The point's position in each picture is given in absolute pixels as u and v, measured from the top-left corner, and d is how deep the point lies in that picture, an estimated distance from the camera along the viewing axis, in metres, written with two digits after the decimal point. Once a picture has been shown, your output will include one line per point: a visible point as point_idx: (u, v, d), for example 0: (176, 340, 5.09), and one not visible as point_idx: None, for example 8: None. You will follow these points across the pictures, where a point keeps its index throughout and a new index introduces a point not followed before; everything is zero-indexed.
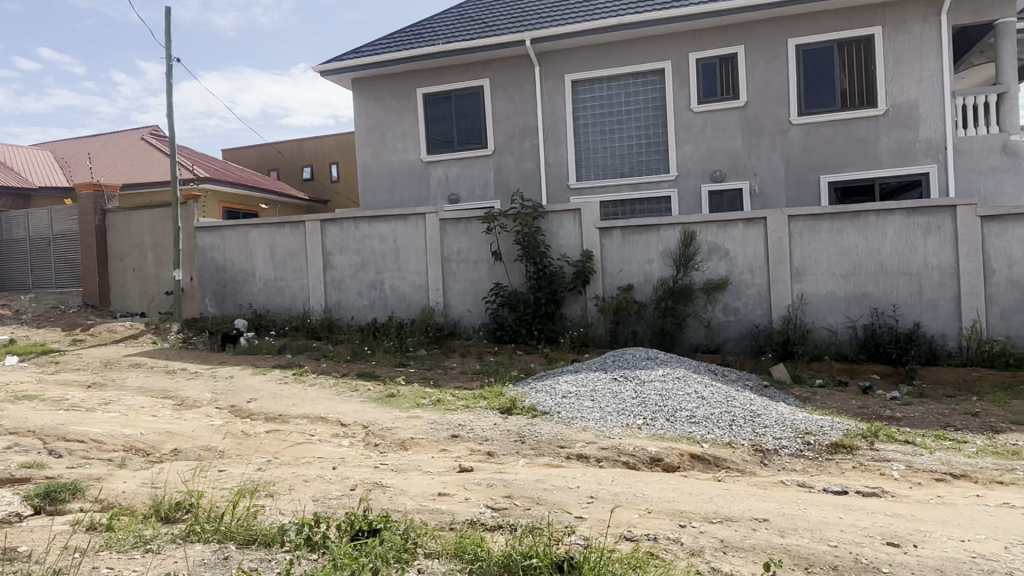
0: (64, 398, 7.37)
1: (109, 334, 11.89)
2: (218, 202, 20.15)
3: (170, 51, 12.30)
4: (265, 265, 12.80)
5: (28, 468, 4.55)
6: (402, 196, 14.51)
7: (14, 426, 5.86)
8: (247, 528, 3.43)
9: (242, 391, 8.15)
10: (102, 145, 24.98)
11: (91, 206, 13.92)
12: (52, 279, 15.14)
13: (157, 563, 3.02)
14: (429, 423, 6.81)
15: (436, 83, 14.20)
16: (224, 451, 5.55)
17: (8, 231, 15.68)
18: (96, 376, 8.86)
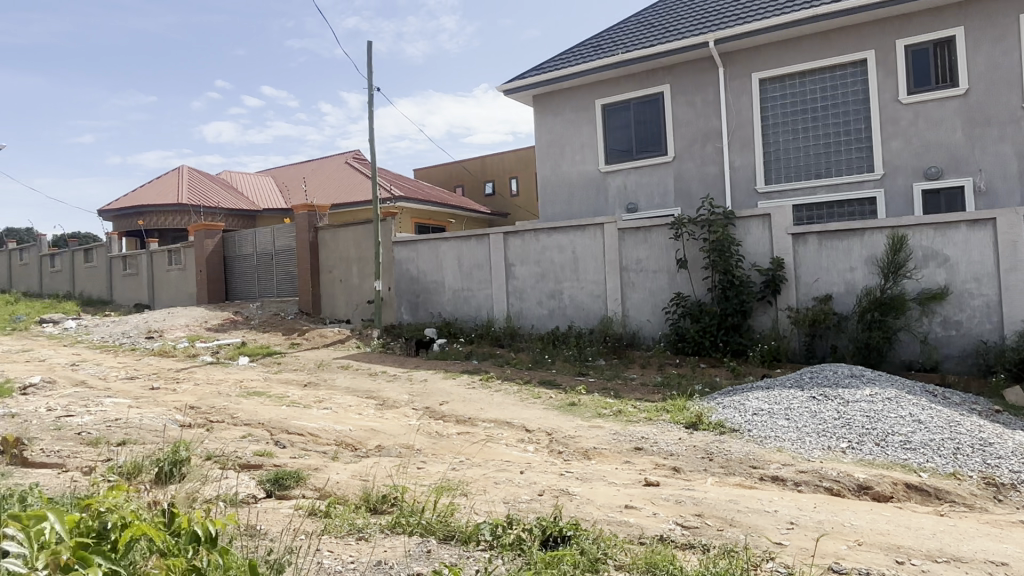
0: (285, 395, 8.29)
1: (320, 338, 13.19)
2: (411, 218, 21.64)
3: (372, 81, 13.46)
4: (454, 276, 13.51)
5: (260, 455, 5.15)
6: (582, 207, 14.63)
7: (247, 417, 6.69)
8: (446, 525, 3.60)
9: (434, 394, 8.66)
10: (314, 169, 27.94)
11: (305, 224, 15.59)
12: (274, 289, 17.14)
13: (369, 550, 3.27)
14: (611, 433, 6.75)
15: (616, 93, 14.15)
16: (420, 449, 5.90)
17: (241, 248, 18.02)
18: (311, 376, 9.86)
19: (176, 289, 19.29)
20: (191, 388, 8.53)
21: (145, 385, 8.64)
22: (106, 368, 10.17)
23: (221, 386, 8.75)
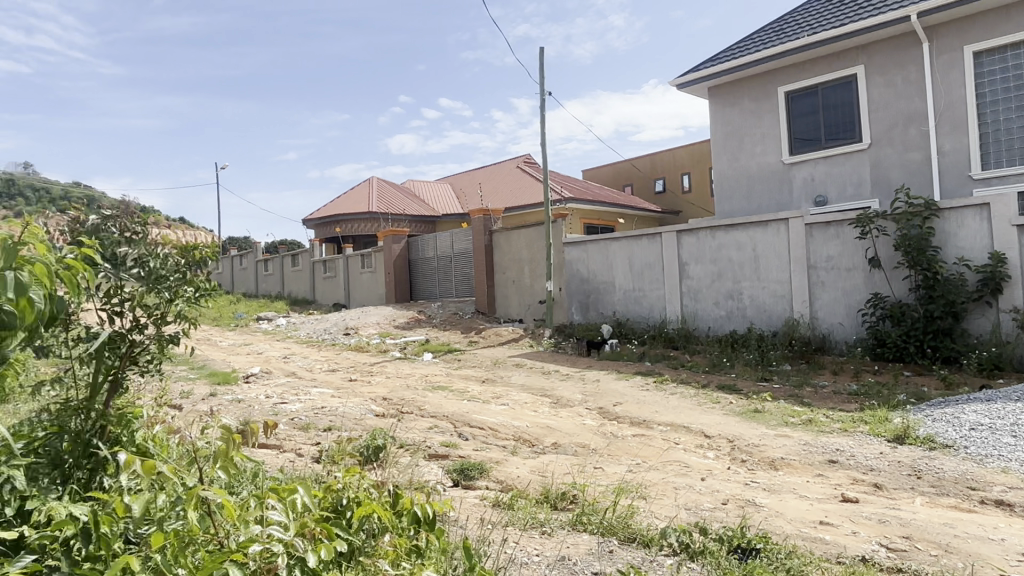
0: (466, 390, 8.70)
1: (496, 337, 13.68)
2: (581, 219, 21.76)
3: (544, 85, 13.73)
4: (625, 276, 13.38)
5: (446, 446, 5.45)
6: (762, 201, 13.87)
7: (433, 410, 7.10)
8: (627, 527, 3.58)
9: (608, 394, 8.64)
10: (488, 175, 29.06)
11: (481, 228, 16.26)
12: (453, 290, 18.04)
13: (553, 545, 3.33)
14: (801, 444, 6.32)
15: (801, 78, 13.24)
16: (597, 449, 5.92)
17: (423, 251, 19.18)
18: (489, 373, 10.26)
19: (367, 290, 20.98)
20: (383, 381, 9.26)
21: (344, 377, 9.52)
22: (311, 360, 11.31)
23: (409, 380, 9.39)
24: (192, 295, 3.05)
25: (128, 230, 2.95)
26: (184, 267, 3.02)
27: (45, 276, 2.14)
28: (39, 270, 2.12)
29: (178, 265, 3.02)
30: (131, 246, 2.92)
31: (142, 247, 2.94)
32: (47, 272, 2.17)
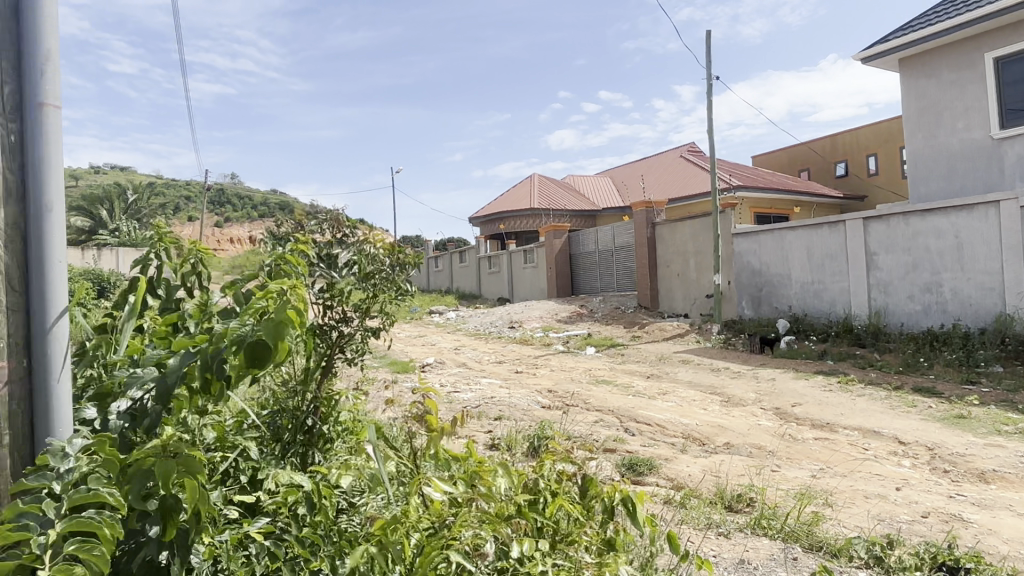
0: (632, 385, 8.62)
1: (661, 332, 13.42)
2: (751, 208, 20.70)
3: (711, 70, 13.19)
4: (802, 268, 12.55)
5: (614, 440, 5.45)
6: (966, 182, 12.36)
7: (599, 404, 7.12)
8: (811, 535, 3.38)
9: (786, 394, 8.16)
10: (651, 165, 28.46)
11: (644, 221, 16.01)
12: (615, 283, 17.92)
13: (731, 547, 3.22)
14: (1018, 456, 5.58)
15: (1014, 41, 11.58)
16: (773, 451, 5.62)
17: (585, 245, 19.24)
18: (654, 368, 10.09)
19: (530, 285, 21.43)
20: (548, 373, 9.45)
21: (511, 369, 9.84)
22: (479, 352, 11.79)
23: (574, 373, 9.49)
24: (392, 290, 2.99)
25: (342, 231, 3.03)
26: (386, 261, 2.98)
27: (297, 322, 1.78)
28: (292, 317, 1.78)
29: (382, 263, 2.98)
30: (343, 248, 2.94)
31: (354, 248, 2.96)
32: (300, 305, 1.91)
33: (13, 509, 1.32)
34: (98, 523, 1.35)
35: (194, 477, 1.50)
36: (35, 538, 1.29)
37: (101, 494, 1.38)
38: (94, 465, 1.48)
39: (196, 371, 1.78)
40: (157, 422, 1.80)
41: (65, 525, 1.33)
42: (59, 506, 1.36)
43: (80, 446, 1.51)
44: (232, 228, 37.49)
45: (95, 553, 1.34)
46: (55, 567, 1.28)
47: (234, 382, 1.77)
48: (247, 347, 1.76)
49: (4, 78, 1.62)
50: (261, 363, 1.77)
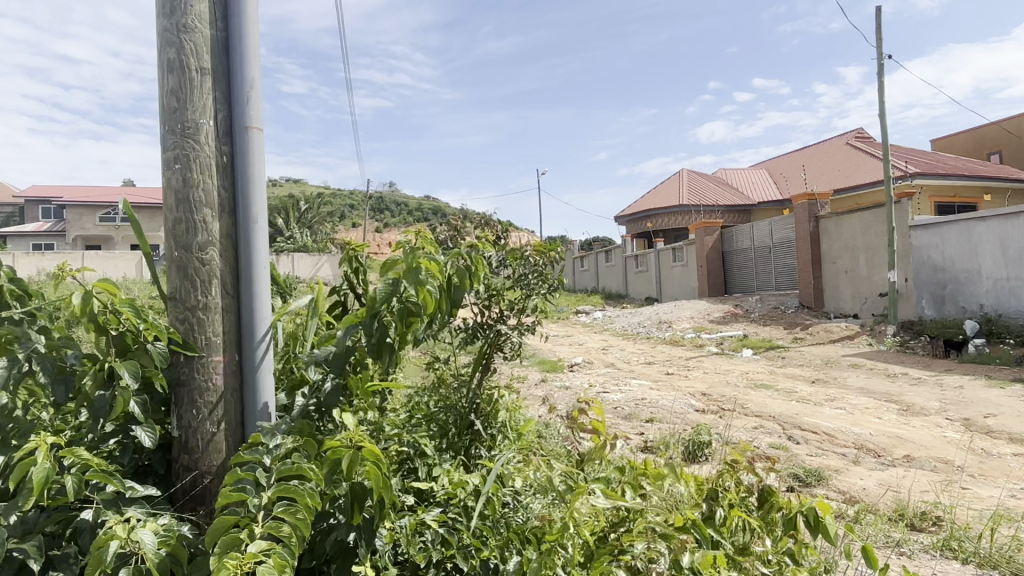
0: (794, 390, 8.13)
1: (826, 334, 12.52)
2: (930, 198, 18.80)
3: (881, 49, 12.14)
4: (994, 264, 11.23)
5: (777, 448, 5.16)
6: None
7: (758, 409, 6.78)
8: (1012, 561, 3.00)
9: (976, 403, 7.32)
10: (812, 155, 26.68)
11: (806, 214, 15.07)
12: (772, 282, 16.99)
13: (915, 569, 2.95)
14: None
15: None
16: (963, 467, 5.06)
17: (739, 242, 18.43)
18: (819, 373, 9.44)
19: (680, 284, 20.84)
20: (701, 375, 9.13)
21: (662, 371, 9.60)
22: (628, 353, 11.62)
23: (729, 376, 9.10)
24: (544, 289, 2.98)
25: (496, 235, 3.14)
26: (540, 264, 2.97)
27: (433, 270, 1.98)
28: (429, 265, 2.02)
29: (535, 265, 2.98)
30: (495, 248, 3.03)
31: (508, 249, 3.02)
32: (437, 267, 2.09)
33: (233, 475, 1.48)
34: (302, 493, 1.45)
35: (382, 465, 1.56)
36: (252, 499, 1.44)
37: (301, 468, 1.50)
38: (296, 445, 1.63)
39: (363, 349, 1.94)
40: (332, 400, 1.93)
41: (275, 492, 1.44)
42: (269, 475, 1.51)
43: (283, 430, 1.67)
44: (390, 233, 39.74)
45: (298, 517, 1.44)
46: (268, 523, 1.41)
47: (394, 342, 2.01)
48: (398, 304, 1.98)
49: (218, 105, 1.83)
50: (412, 316, 2.00)
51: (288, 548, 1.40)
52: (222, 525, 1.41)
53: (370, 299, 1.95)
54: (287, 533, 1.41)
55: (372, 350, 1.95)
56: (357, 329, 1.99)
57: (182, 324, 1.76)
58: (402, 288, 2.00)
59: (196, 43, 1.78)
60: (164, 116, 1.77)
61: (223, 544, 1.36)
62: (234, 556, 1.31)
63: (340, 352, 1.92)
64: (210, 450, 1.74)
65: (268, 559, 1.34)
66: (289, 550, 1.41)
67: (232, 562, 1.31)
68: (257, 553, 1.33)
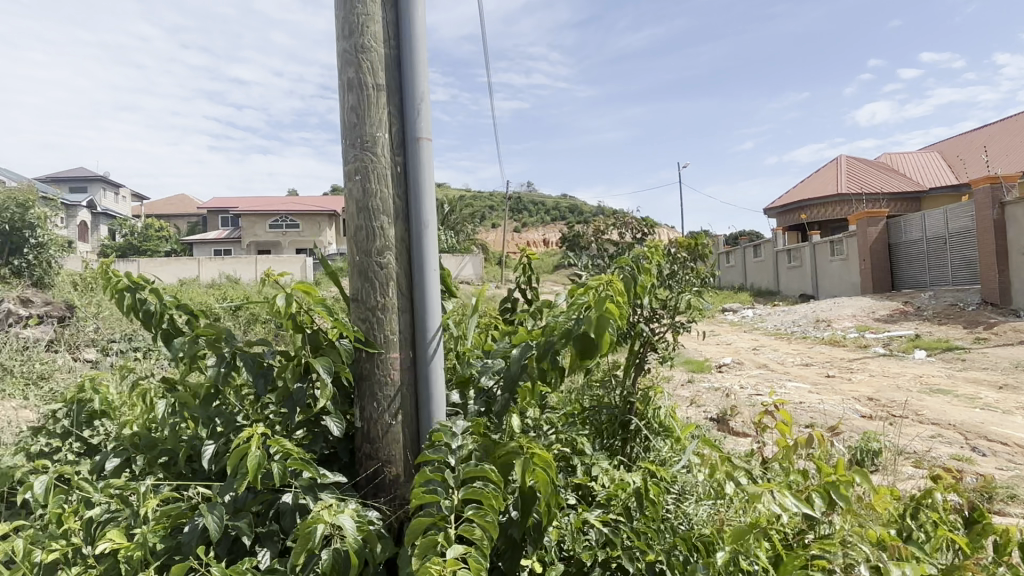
0: (978, 396, 7.33)
1: (1015, 334, 11.15)
2: None
3: None
4: None
5: (960, 460, 4.68)
6: None
7: (935, 417, 6.18)
8: None
9: None
10: (995, 134, 23.93)
11: (988, 200, 13.66)
12: (948, 276, 15.41)
13: None
14: None
15: None
16: None
17: (908, 232, 16.93)
18: (1008, 377, 8.44)
19: (838, 280, 19.46)
20: (866, 379, 8.47)
21: (821, 373, 8.99)
22: (782, 353, 11.02)
23: (898, 379, 8.38)
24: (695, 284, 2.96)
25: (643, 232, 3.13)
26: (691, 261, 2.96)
27: (618, 315, 1.79)
28: (615, 309, 1.80)
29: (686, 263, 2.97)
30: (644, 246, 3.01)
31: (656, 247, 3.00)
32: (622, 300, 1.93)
33: (423, 476, 1.58)
34: (486, 494, 1.52)
35: (550, 470, 1.58)
36: (443, 500, 1.53)
37: (485, 470, 1.57)
38: (476, 447, 1.70)
39: (535, 360, 1.91)
40: (505, 407, 1.95)
41: (465, 494, 1.52)
42: (455, 476, 1.59)
43: (462, 428, 1.74)
44: (529, 232, 40.38)
45: (486, 519, 1.50)
46: (462, 525, 1.48)
47: (565, 369, 1.91)
48: (574, 340, 1.87)
49: (392, 120, 1.95)
50: (588, 353, 1.86)
51: (479, 550, 1.46)
52: (420, 525, 1.49)
53: (552, 335, 1.88)
54: (479, 537, 1.47)
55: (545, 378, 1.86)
56: (532, 349, 1.95)
57: (363, 324, 1.89)
58: (582, 323, 1.87)
59: (372, 61, 1.90)
60: (346, 131, 1.92)
61: (421, 545, 1.43)
62: (438, 559, 1.36)
63: (514, 368, 1.93)
64: (389, 442, 1.85)
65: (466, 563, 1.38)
66: (482, 551, 1.46)
67: (436, 566, 1.35)
68: (456, 557, 1.36)
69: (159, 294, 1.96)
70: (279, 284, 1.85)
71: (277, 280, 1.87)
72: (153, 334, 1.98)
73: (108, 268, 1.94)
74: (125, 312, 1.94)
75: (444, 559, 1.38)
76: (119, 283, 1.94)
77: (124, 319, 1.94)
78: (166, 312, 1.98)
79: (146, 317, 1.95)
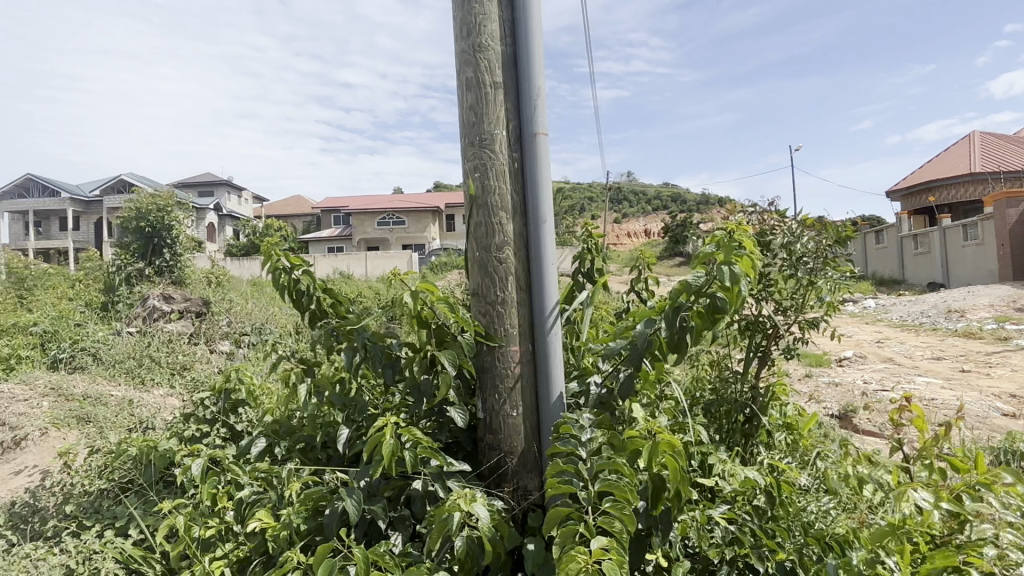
0: None
1: None
2: None
3: None
4: None
5: None
6: None
7: None
8: None
9: None
10: None
11: None
12: None
13: None
14: None
15: None
16: None
17: None
18: None
19: (972, 267, 17.95)
20: (1008, 373, 7.77)
21: (955, 367, 8.33)
22: (909, 346, 10.29)
23: None
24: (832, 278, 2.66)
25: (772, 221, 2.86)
26: (829, 246, 2.68)
27: (744, 266, 1.69)
28: (741, 257, 1.71)
29: (821, 248, 2.69)
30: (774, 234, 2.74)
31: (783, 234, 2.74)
32: (752, 263, 1.81)
33: (556, 468, 1.61)
34: (627, 488, 1.53)
35: (678, 456, 1.58)
36: (580, 491, 1.55)
37: (616, 463, 1.58)
38: (605, 440, 1.71)
39: (663, 344, 1.78)
40: (629, 389, 1.83)
41: (601, 487, 1.54)
42: (589, 469, 1.61)
43: (586, 423, 1.73)
44: (631, 222, 39.82)
45: (624, 512, 1.51)
46: (601, 519, 1.49)
47: (695, 340, 1.77)
48: (703, 300, 1.75)
49: (509, 116, 1.98)
50: (718, 310, 1.74)
51: (620, 542, 1.46)
52: (559, 515, 1.53)
53: (677, 294, 1.78)
54: (617, 530, 1.48)
55: (672, 345, 1.77)
56: (658, 323, 1.84)
57: (484, 318, 1.93)
58: (711, 281, 1.76)
59: (490, 60, 1.94)
60: (465, 130, 1.97)
61: (563, 535, 1.47)
62: (584, 550, 1.39)
63: (640, 344, 1.80)
64: (511, 432, 1.89)
65: (610, 555, 1.40)
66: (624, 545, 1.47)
67: (581, 557, 1.39)
68: (601, 546, 1.39)
69: (308, 275, 2.11)
70: (406, 282, 1.95)
71: (404, 278, 1.98)
72: (302, 312, 2.15)
73: (271, 249, 2.13)
74: (279, 287, 2.11)
75: (590, 549, 1.41)
76: (278, 261, 2.12)
77: (278, 296, 2.12)
78: (313, 292, 2.14)
79: (298, 295, 2.12)
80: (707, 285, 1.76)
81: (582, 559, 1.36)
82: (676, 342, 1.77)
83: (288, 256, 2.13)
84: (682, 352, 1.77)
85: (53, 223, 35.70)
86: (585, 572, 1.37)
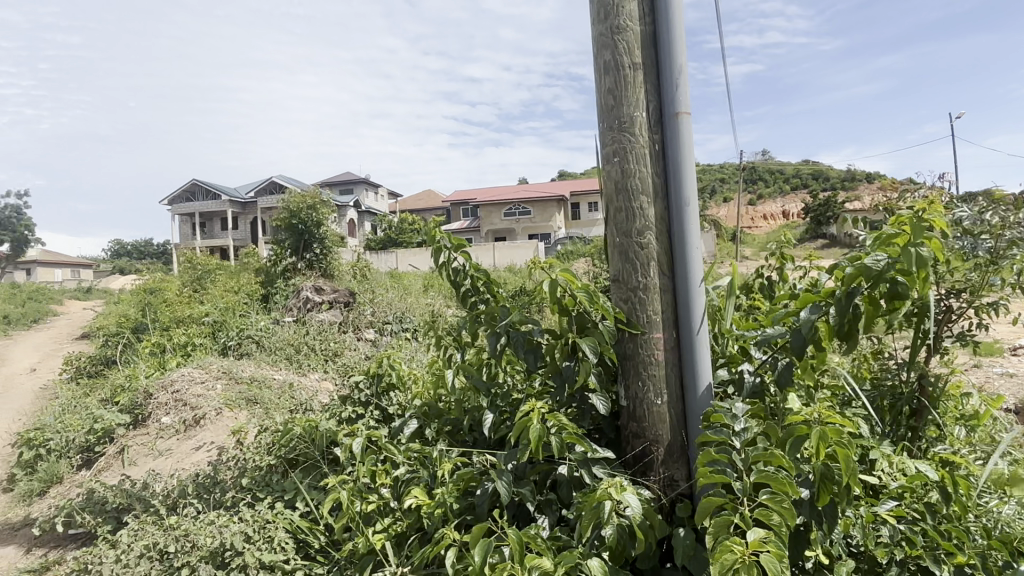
0: None
1: None
2: None
3: None
4: None
5: None
6: None
7: None
8: None
9: None
10: None
11: None
12: None
13: None
14: None
15: None
16: None
17: None
18: None
19: None
20: None
21: None
22: None
23: None
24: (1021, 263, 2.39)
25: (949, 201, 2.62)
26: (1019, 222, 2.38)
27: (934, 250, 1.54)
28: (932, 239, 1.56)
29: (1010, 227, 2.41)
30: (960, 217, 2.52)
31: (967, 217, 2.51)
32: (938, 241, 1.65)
33: (708, 456, 1.57)
34: (785, 481, 1.46)
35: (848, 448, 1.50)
36: (733, 483, 1.51)
37: (776, 455, 1.51)
38: (761, 431, 1.64)
39: (829, 330, 1.70)
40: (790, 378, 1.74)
41: (756, 477, 1.48)
42: (743, 459, 1.56)
43: (744, 412, 1.67)
44: (768, 204, 37.83)
45: (784, 506, 1.44)
46: (757, 510, 1.45)
47: (869, 323, 1.66)
48: (884, 283, 1.62)
49: (649, 97, 1.95)
50: (901, 293, 1.61)
51: (779, 536, 1.42)
52: (710, 505, 1.51)
53: (851, 278, 1.66)
54: (777, 522, 1.43)
55: (843, 332, 1.66)
56: (825, 308, 1.73)
57: (626, 304, 1.92)
58: (893, 263, 1.62)
59: (629, 41, 1.91)
60: (604, 114, 1.95)
61: (715, 525, 1.44)
62: (738, 542, 1.38)
63: (803, 332, 1.71)
64: (656, 420, 1.87)
65: (769, 547, 1.37)
66: (781, 540, 1.42)
67: (737, 548, 1.37)
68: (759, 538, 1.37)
69: (466, 254, 2.17)
70: (548, 270, 1.97)
71: (547, 266, 2.00)
72: (456, 293, 2.22)
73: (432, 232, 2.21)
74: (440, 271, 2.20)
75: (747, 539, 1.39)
76: (441, 242, 2.21)
77: (439, 276, 2.20)
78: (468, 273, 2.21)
79: (454, 278, 2.19)
80: (887, 269, 1.63)
81: (736, 549, 1.35)
82: (847, 328, 1.67)
83: (449, 237, 2.21)
84: (854, 341, 1.67)
85: (216, 223, 39.59)
86: (742, 564, 1.35)
